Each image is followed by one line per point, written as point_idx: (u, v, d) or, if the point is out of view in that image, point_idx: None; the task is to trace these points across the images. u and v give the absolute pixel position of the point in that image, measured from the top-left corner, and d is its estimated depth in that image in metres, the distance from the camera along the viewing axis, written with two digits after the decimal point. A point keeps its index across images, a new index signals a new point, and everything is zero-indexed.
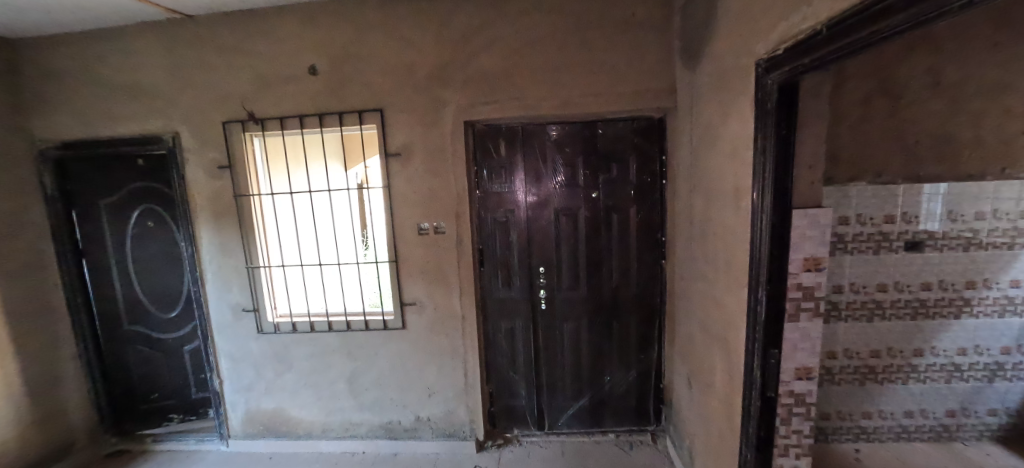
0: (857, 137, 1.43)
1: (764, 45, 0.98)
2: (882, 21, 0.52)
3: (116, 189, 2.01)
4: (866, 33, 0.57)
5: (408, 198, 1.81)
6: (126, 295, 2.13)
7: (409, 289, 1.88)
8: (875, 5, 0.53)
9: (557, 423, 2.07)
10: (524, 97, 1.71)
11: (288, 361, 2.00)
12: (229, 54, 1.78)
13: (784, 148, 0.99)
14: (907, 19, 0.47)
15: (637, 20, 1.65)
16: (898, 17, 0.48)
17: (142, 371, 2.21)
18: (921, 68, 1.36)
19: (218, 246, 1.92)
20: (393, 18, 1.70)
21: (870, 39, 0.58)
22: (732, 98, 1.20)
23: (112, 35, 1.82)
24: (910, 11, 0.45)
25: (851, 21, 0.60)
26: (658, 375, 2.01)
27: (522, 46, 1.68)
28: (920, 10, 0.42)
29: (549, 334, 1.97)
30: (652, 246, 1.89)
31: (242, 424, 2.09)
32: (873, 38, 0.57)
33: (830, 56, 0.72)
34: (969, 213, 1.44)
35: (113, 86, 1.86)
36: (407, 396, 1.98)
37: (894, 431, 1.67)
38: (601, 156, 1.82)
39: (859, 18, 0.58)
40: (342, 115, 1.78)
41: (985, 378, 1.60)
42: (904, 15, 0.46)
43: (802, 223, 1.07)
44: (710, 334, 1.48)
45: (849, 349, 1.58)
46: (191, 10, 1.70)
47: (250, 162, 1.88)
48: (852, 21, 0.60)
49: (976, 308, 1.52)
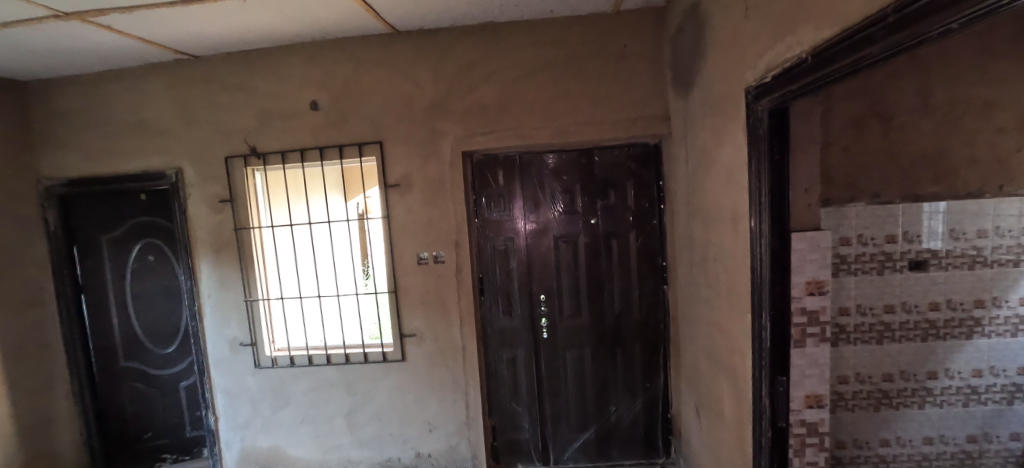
0: (853, 159, 1.43)
1: (752, 74, 1.00)
2: (863, 50, 0.54)
3: (119, 225, 2.04)
4: (850, 60, 0.60)
5: (408, 227, 1.82)
6: (122, 330, 2.11)
7: (409, 320, 1.86)
8: (856, 34, 0.55)
9: (562, 457, 2.00)
10: (521, 125, 1.74)
11: (285, 396, 1.95)
12: (234, 91, 1.83)
13: (779, 173, 1.00)
14: (888, 46, 0.49)
15: (628, 50, 1.70)
16: (881, 44, 0.50)
17: (135, 408, 2.16)
18: (909, 91, 1.39)
19: (217, 279, 1.92)
20: (392, 54, 1.75)
21: (855, 64, 0.60)
22: (724, 125, 1.22)
23: (121, 76, 1.88)
24: (892, 38, 0.47)
25: (833, 49, 0.63)
26: (665, 404, 1.95)
27: (519, 76, 1.73)
28: (902, 37, 0.44)
29: (551, 363, 1.93)
30: (653, 270, 1.87)
31: (236, 463, 2.02)
32: (858, 63, 0.59)
33: (817, 81, 0.74)
34: (970, 231, 1.43)
35: (119, 125, 1.91)
36: (407, 431, 1.92)
37: (913, 460, 1.60)
38: (599, 182, 1.83)
39: (840, 47, 0.60)
40: (343, 148, 1.81)
41: (1005, 401, 1.54)
42: (886, 42, 0.48)
43: (803, 246, 1.08)
44: (716, 361, 1.44)
45: (860, 373, 1.53)
46: (198, 52, 1.76)
47: (251, 194, 1.90)
48: (836, 47, 0.62)
49: (987, 328, 1.49)
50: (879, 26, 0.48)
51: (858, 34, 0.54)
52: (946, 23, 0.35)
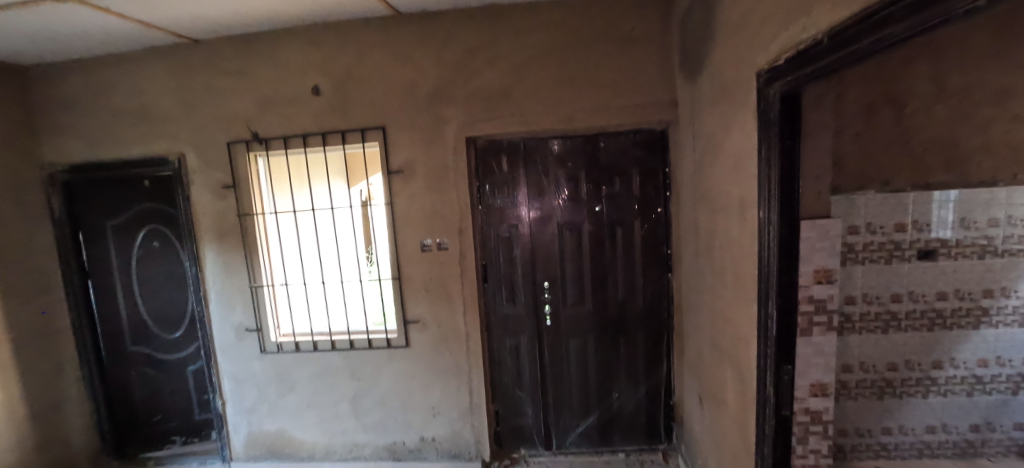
0: (864, 146, 1.40)
1: (765, 57, 0.97)
2: (882, 31, 0.52)
3: (123, 212, 2.04)
4: (868, 42, 0.57)
5: (411, 214, 1.81)
6: (129, 316, 2.13)
7: (412, 306, 1.87)
8: (875, 14, 0.52)
9: (565, 442, 2.02)
10: (525, 111, 1.72)
11: (291, 382, 1.98)
12: (234, 77, 1.81)
13: (790, 159, 0.97)
14: (908, 26, 0.46)
15: (635, 34, 1.66)
16: (901, 25, 0.47)
17: (143, 391, 2.19)
18: (925, 76, 1.35)
19: (222, 266, 1.92)
20: (393, 39, 1.72)
21: (873, 46, 0.57)
22: (733, 110, 1.19)
23: (121, 60, 1.86)
24: (913, 18, 0.44)
25: (851, 30, 0.60)
26: (668, 392, 1.96)
27: (523, 62, 1.69)
28: (922, 17, 0.42)
29: (555, 350, 1.93)
30: (658, 259, 1.86)
31: (244, 446, 2.06)
32: (876, 45, 0.56)
33: (833, 64, 0.71)
34: (982, 220, 1.40)
35: (121, 110, 1.89)
36: (411, 416, 1.95)
37: (915, 448, 1.60)
38: (604, 169, 1.81)
39: (858, 28, 0.58)
40: (345, 134, 1.80)
41: (1010, 391, 1.54)
42: (906, 23, 0.45)
43: (812, 234, 1.05)
44: (720, 349, 1.44)
45: (865, 363, 1.53)
46: (197, 35, 1.73)
47: (254, 181, 1.89)
48: (855, 28, 0.59)
49: (995, 318, 1.47)
50: (898, 5, 0.45)
51: (878, 15, 0.52)
52: (965, 5, 0.33)
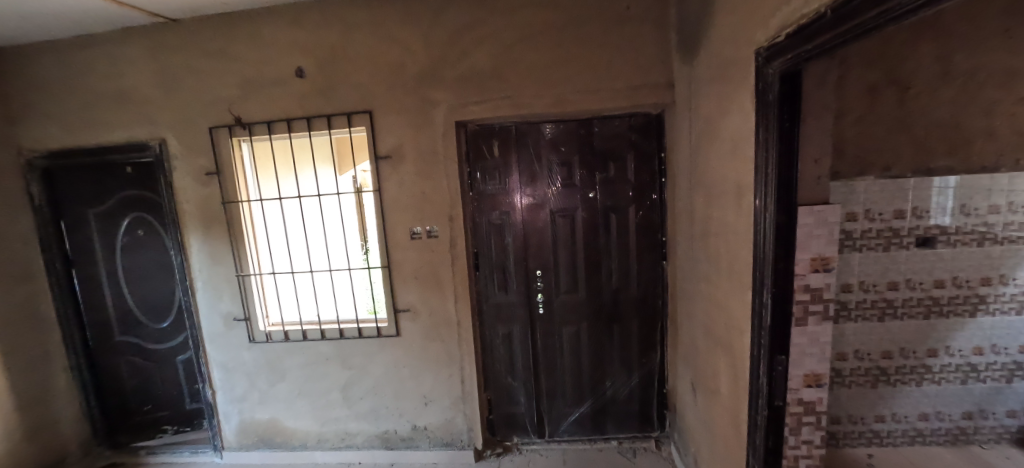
0: (865, 129, 1.35)
1: (764, 33, 0.91)
2: (883, 5, 0.46)
3: (105, 199, 1.99)
4: (869, 17, 0.51)
5: (401, 201, 1.77)
6: (116, 305, 2.10)
7: (403, 295, 1.84)
8: None
9: (558, 430, 2.02)
10: (516, 95, 1.66)
11: (282, 370, 1.96)
12: (215, 59, 1.74)
13: (788, 142, 0.92)
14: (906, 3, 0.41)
15: (630, 13, 1.59)
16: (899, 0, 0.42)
17: (134, 381, 2.18)
18: (933, 55, 1.29)
19: (209, 254, 1.89)
20: (378, 19, 1.66)
21: (874, 21, 0.51)
22: (731, 90, 1.14)
23: (96, 41, 1.79)
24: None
25: (854, 4, 0.53)
26: (660, 380, 1.95)
27: (514, 43, 1.63)
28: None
29: (548, 339, 1.92)
30: (652, 246, 1.83)
31: (236, 435, 2.05)
32: (878, 20, 0.51)
33: (835, 40, 0.65)
34: (982, 207, 1.37)
35: (98, 93, 1.83)
36: (403, 404, 1.94)
37: (908, 435, 1.60)
38: (598, 154, 1.77)
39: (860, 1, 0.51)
40: (331, 118, 1.74)
41: (1003, 378, 1.52)
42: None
43: (809, 221, 1.00)
44: (714, 337, 1.42)
45: (859, 350, 1.51)
46: (174, 14, 1.66)
47: (238, 167, 1.85)
48: (856, 2, 0.53)
49: (992, 306, 1.45)
50: None
51: None
52: None
